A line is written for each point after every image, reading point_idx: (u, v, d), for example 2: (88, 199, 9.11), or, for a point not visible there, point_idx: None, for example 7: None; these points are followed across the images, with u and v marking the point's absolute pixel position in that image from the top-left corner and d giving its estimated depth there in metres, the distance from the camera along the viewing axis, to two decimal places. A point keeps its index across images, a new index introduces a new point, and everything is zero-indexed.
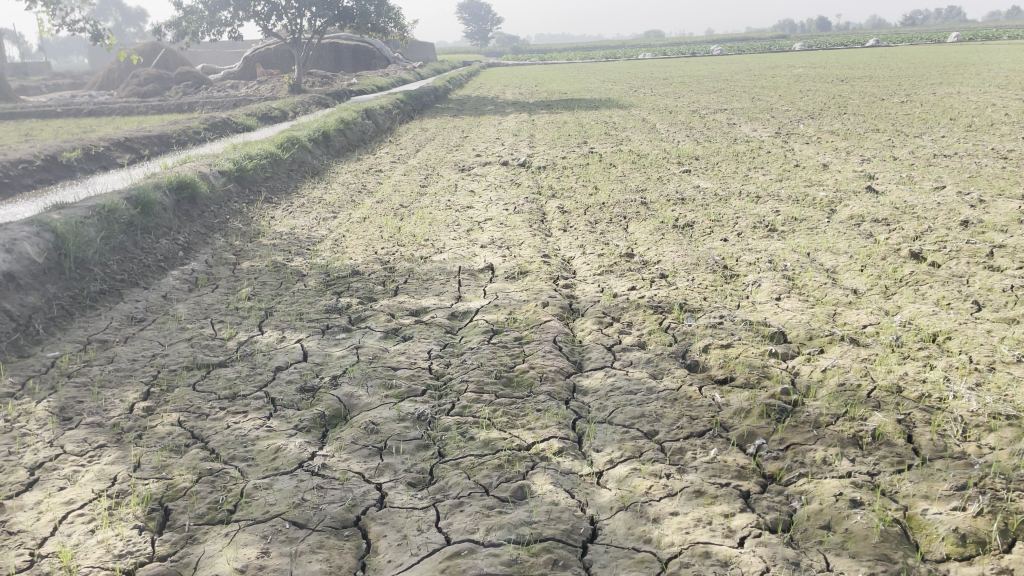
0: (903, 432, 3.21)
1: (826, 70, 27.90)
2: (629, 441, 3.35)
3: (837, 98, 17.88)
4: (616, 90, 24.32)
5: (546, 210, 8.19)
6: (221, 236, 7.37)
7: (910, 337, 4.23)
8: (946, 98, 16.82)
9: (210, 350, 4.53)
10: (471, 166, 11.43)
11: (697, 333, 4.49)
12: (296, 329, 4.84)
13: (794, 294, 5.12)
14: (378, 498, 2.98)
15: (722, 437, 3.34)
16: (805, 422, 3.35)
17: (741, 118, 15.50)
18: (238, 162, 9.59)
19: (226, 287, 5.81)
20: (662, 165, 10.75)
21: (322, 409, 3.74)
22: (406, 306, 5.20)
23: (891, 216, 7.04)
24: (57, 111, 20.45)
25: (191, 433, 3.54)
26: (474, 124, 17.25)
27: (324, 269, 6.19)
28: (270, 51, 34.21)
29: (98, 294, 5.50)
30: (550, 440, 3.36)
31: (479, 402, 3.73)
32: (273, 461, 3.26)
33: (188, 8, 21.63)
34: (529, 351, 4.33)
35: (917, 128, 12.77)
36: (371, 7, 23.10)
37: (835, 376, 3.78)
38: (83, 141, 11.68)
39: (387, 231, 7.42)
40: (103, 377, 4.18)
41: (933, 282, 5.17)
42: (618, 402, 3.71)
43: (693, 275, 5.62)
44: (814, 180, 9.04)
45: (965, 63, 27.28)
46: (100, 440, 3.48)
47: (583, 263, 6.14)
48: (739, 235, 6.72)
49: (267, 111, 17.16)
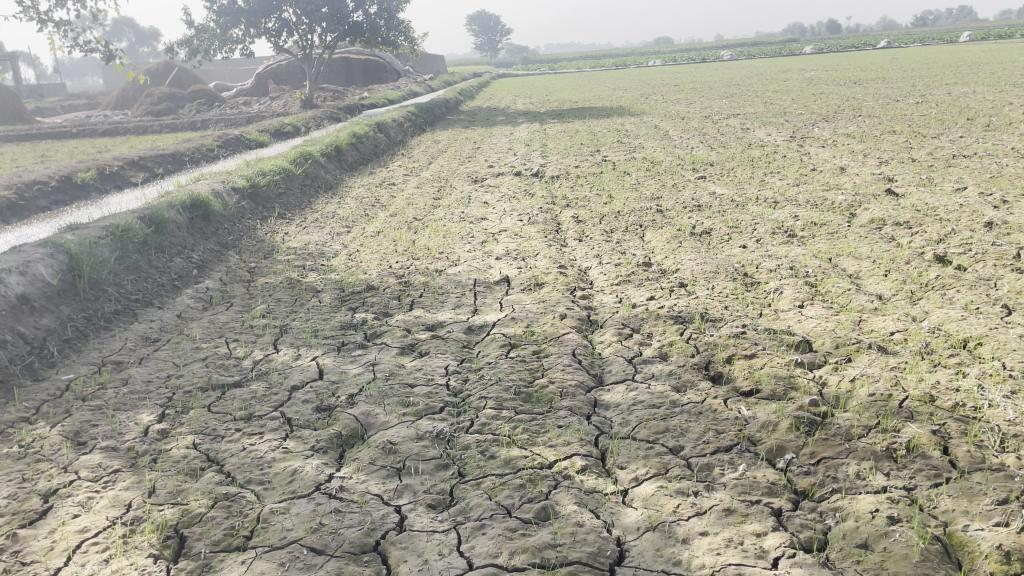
0: (939, 444, 3.10)
1: (838, 73, 27.71)
2: (654, 457, 3.26)
3: (850, 101, 17.75)
4: (627, 98, 24.21)
5: (561, 220, 8.11)
6: (234, 253, 7.35)
7: (939, 343, 4.12)
8: (963, 98, 16.62)
9: (225, 370, 4.48)
10: (484, 177, 11.38)
11: (719, 343, 4.39)
12: (311, 347, 4.78)
13: (817, 301, 5.01)
14: (398, 521, 2.90)
15: (750, 451, 3.24)
16: (835, 435, 3.25)
17: (754, 123, 15.38)
18: (252, 179, 9.59)
19: (241, 304, 5.77)
20: (676, 171, 10.67)
21: (339, 429, 3.67)
22: (422, 321, 5.13)
23: (913, 219, 6.91)
24: (73, 131, 20.63)
25: (206, 456, 3.48)
26: (486, 135, 17.21)
27: (338, 284, 6.14)
28: (282, 68, 34.45)
29: (112, 315, 5.47)
30: (572, 457, 3.27)
31: (498, 419, 3.64)
32: (290, 484, 3.19)
33: (199, 26, 21.80)
34: (548, 365, 4.25)
35: (934, 129, 12.61)
36: (381, 21, 23.18)
37: (864, 386, 3.67)
38: (97, 161, 11.74)
39: (401, 245, 7.37)
40: (118, 400, 4.14)
41: (959, 287, 5.04)
42: (641, 417, 3.62)
43: (713, 283, 5.53)
44: (833, 184, 8.92)
45: (981, 62, 27.07)
46: (115, 465, 3.43)
47: (600, 273, 6.05)
48: (758, 241, 6.62)
49: (279, 128, 17.21)
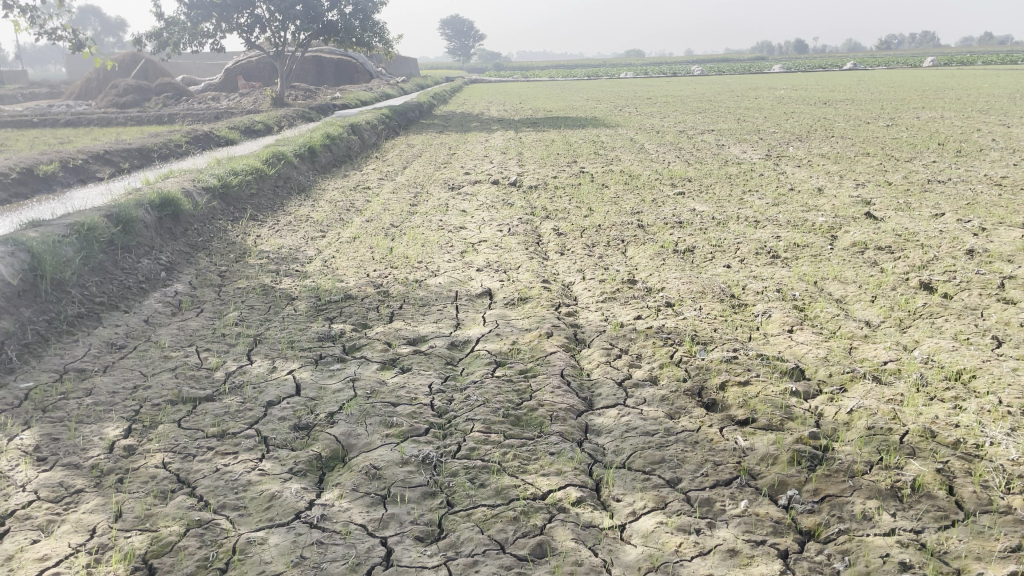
0: (944, 484, 3.02)
1: (808, 93, 28.01)
2: (651, 490, 3.13)
3: (823, 121, 17.92)
4: (600, 109, 24.22)
5: (541, 232, 7.99)
6: (205, 256, 7.10)
7: (935, 375, 4.05)
8: (932, 122, 16.85)
9: (196, 382, 4.25)
10: (461, 184, 11.22)
11: (711, 367, 4.28)
12: (287, 359, 4.58)
13: (806, 325, 4.94)
14: (384, 555, 2.73)
15: (751, 486, 3.14)
16: (838, 471, 3.16)
17: (729, 140, 15.44)
18: (223, 178, 9.32)
19: (212, 311, 5.54)
20: (655, 186, 10.61)
21: (319, 450, 3.49)
22: (403, 334, 4.95)
23: (894, 244, 6.90)
24: (34, 121, 20.05)
25: (177, 477, 3.28)
26: (461, 141, 17.04)
27: (314, 292, 5.93)
28: (252, 64, 33.98)
29: (75, 319, 5.21)
30: (566, 488, 3.13)
31: (487, 443, 3.49)
32: (267, 511, 3.00)
33: (170, 19, 21.33)
34: (536, 386, 4.10)
35: (907, 153, 12.73)
36: (356, 22, 22.91)
37: (863, 417, 3.58)
38: (61, 153, 11.36)
39: (378, 252, 7.18)
40: (81, 412, 3.90)
41: (947, 316, 5.00)
42: (635, 445, 3.49)
43: (700, 304, 5.43)
44: (812, 205, 8.92)
45: (945, 87, 27.50)
46: (78, 484, 3.22)
47: (583, 290, 5.93)
48: (742, 262, 6.56)
49: (250, 126, 16.88)
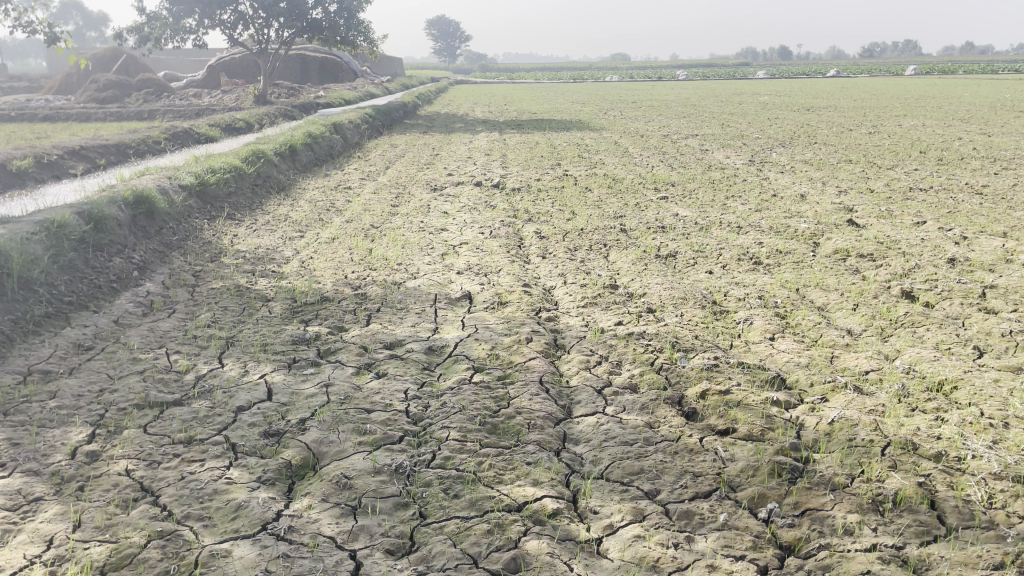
0: (926, 498, 2.98)
1: (791, 99, 28.11)
2: (629, 502, 3.06)
3: (806, 128, 17.99)
4: (585, 112, 24.17)
5: (523, 235, 7.91)
6: (179, 255, 6.97)
7: (917, 386, 4.01)
8: (913, 130, 16.95)
9: (165, 386, 4.14)
10: (443, 185, 11.13)
11: (692, 375, 4.22)
12: (260, 362, 4.47)
13: (788, 334, 4.90)
14: (353, 570, 2.64)
15: (731, 498, 3.08)
16: (819, 484, 3.11)
17: (713, 145, 15.44)
18: (200, 176, 9.18)
19: (184, 311, 5.43)
20: (638, 190, 10.56)
21: (289, 458, 3.39)
22: (380, 338, 4.85)
23: (876, 252, 6.89)
24: (11, 116, 19.76)
25: (140, 485, 3.17)
26: (445, 142, 16.94)
27: (290, 294, 5.83)
28: (236, 61, 33.72)
29: (42, 318, 5.07)
30: (542, 499, 3.05)
31: (462, 452, 3.41)
32: (233, 522, 2.90)
33: (151, 14, 21.11)
34: (514, 393, 4.02)
35: (890, 160, 12.78)
36: (340, 20, 22.75)
37: (844, 429, 3.53)
38: (35, 148, 11.16)
39: (357, 254, 7.07)
40: (43, 416, 3.78)
41: (929, 325, 4.97)
42: (613, 455, 3.42)
43: (681, 310, 5.38)
44: (795, 211, 8.90)
45: (926, 96, 27.70)
46: (37, 492, 3.10)
47: (565, 294, 5.86)
48: (724, 268, 6.52)
49: (230, 123, 16.71)
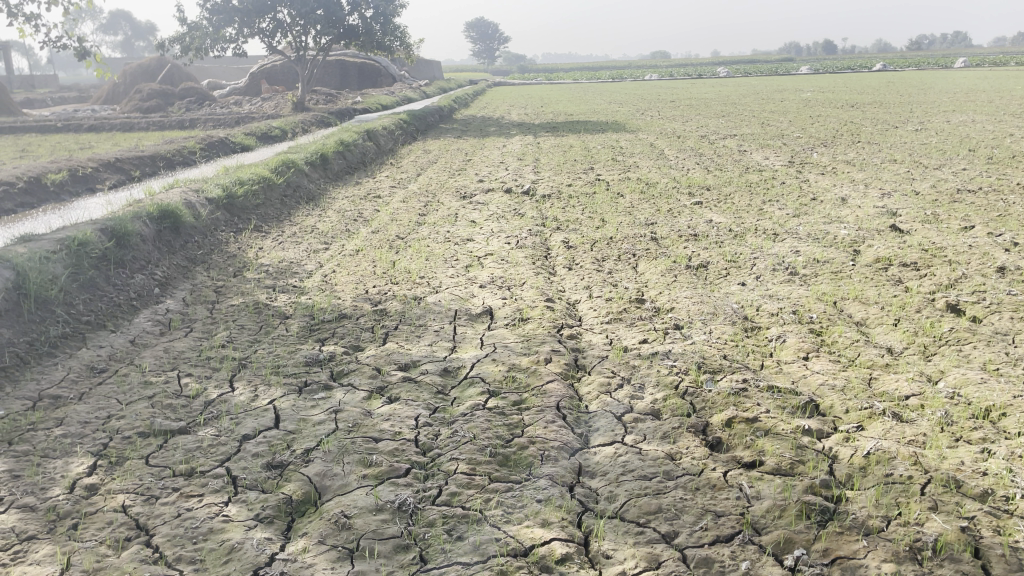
0: (970, 545, 2.73)
1: (835, 95, 27.39)
2: (644, 546, 2.86)
3: (849, 126, 17.46)
4: (621, 112, 23.82)
5: (550, 245, 7.72)
6: (202, 270, 6.92)
7: (961, 413, 3.73)
8: (962, 127, 16.33)
9: (172, 412, 4.03)
10: (473, 192, 11.00)
11: (718, 401, 3.99)
12: (270, 387, 4.34)
13: (823, 353, 4.63)
14: None
15: (754, 543, 2.86)
16: (851, 528, 2.87)
17: (752, 145, 15.05)
18: (228, 188, 9.15)
19: (201, 330, 5.34)
20: (671, 195, 10.31)
21: (290, 493, 3.25)
22: (395, 359, 4.71)
23: (920, 260, 6.55)
24: (57, 127, 20.14)
25: (135, 523, 3.06)
26: (479, 146, 16.80)
27: (308, 310, 5.71)
28: (276, 68, 34.09)
29: (58, 339, 5.04)
30: (551, 543, 2.87)
31: (470, 488, 3.24)
32: (224, 566, 2.77)
33: (192, 24, 21.36)
34: (529, 420, 3.84)
35: (936, 160, 12.29)
36: (376, 26, 22.76)
37: (881, 463, 3.28)
38: (70, 161, 11.29)
39: (380, 267, 6.96)
40: (47, 445, 3.69)
41: (976, 342, 4.66)
42: (630, 491, 3.22)
43: (710, 327, 5.14)
44: (834, 216, 8.55)
45: (976, 89, 26.85)
46: (30, 531, 3.00)
47: (589, 309, 5.66)
48: (758, 279, 6.25)
49: (266, 131, 16.81)
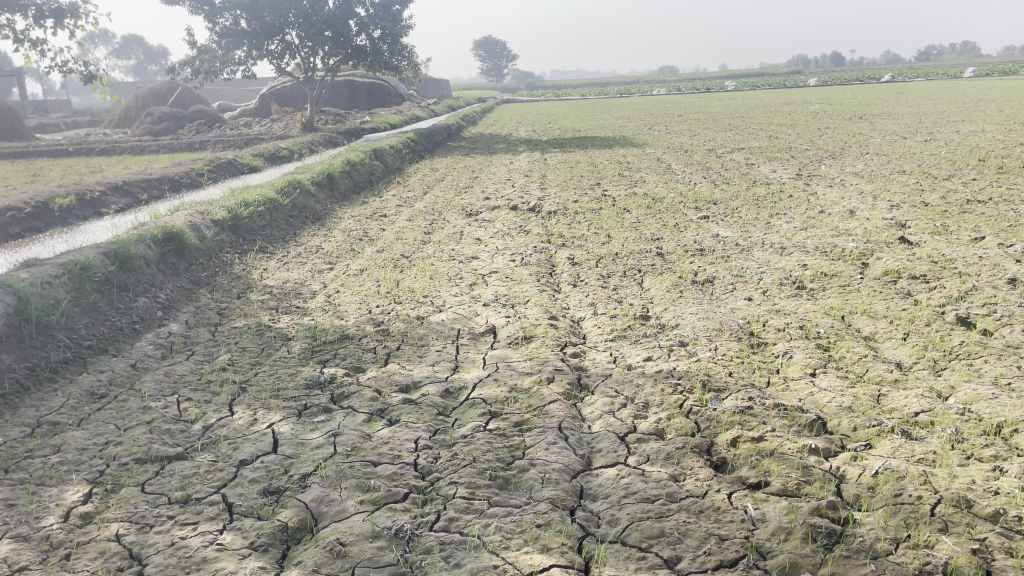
0: (981, 569, 2.66)
1: (843, 106, 27.32)
2: (645, 572, 2.79)
3: (858, 137, 17.37)
4: (629, 127, 23.82)
5: (555, 261, 7.67)
6: (206, 292, 6.90)
7: (972, 430, 3.64)
8: (972, 137, 16.20)
9: (170, 437, 3.99)
10: (479, 210, 10.96)
11: (723, 420, 3.92)
12: (270, 411, 4.30)
13: (831, 369, 4.56)
14: None
15: (759, 568, 2.79)
16: (858, 551, 2.79)
17: (759, 159, 14.96)
18: (233, 210, 9.15)
19: (203, 354, 5.30)
20: (677, 210, 10.24)
21: (286, 520, 3.20)
22: (396, 380, 4.66)
23: (929, 272, 6.46)
24: (68, 151, 20.33)
25: (128, 553, 3.01)
26: (485, 164, 16.80)
27: (310, 332, 5.67)
28: (285, 89, 34.34)
29: (59, 365, 5.02)
30: (550, 569, 2.81)
31: (468, 513, 3.17)
32: None
33: (201, 47, 21.52)
34: (530, 442, 3.78)
35: (946, 170, 12.17)
36: (384, 45, 22.87)
37: (890, 482, 3.20)
38: (78, 185, 11.34)
39: (384, 286, 6.92)
40: (43, 473, 3.66)
41: (987, 356, 4.56)
42: (632, 514, 3.15)
43: (716, 344, 5.06)
44: (843, 229, 8.46)
45: (983, 98, 26.79)
46: (21, 561, 2.96)
47: (594, 326, 5.60)
48: (765, 294, 6.18)
49: (274, 152, 16.89)
